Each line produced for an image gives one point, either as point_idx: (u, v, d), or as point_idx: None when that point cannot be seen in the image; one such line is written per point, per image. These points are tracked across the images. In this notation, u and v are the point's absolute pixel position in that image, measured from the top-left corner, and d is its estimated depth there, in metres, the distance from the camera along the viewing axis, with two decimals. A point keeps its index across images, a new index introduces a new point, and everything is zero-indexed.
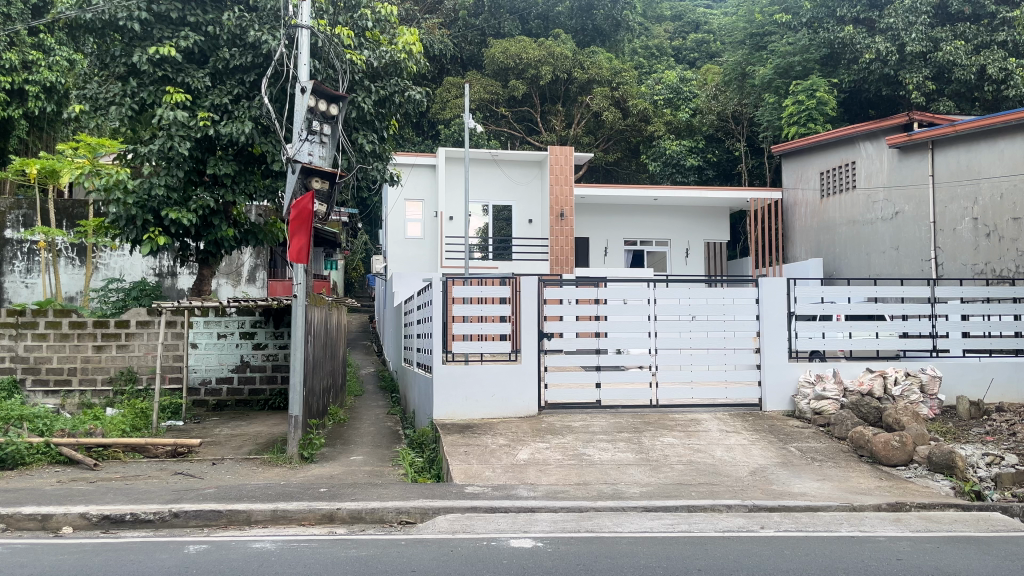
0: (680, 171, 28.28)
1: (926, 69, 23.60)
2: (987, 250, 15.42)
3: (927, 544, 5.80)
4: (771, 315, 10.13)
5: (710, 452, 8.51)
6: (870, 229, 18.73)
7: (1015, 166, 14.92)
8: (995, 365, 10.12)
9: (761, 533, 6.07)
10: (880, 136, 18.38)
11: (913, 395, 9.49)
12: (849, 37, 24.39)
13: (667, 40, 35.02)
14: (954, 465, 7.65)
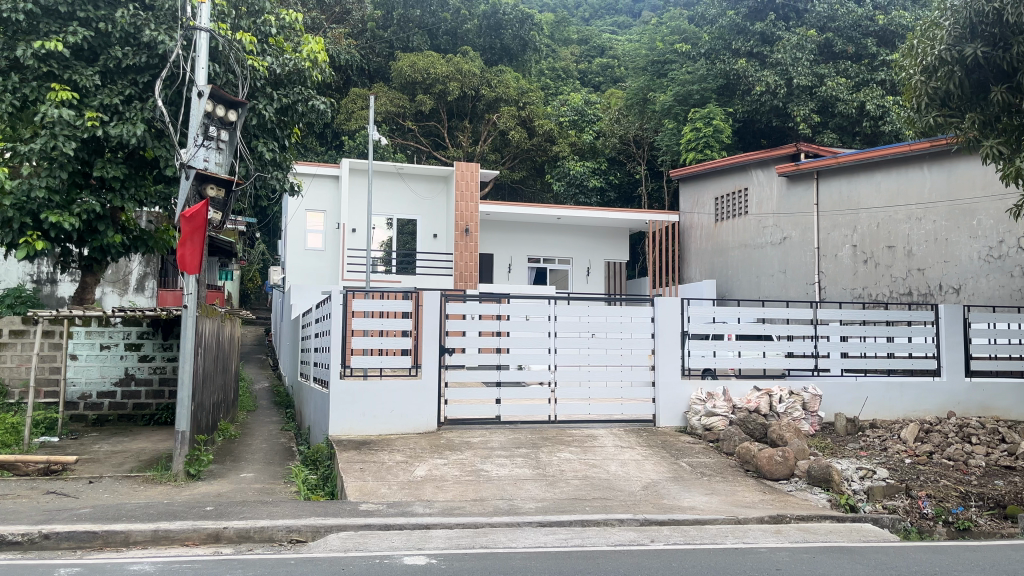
0: (583, 192, 28.83)
1: (812, 103, 24.99)
2: (865, 275, 16.54)
3: (804, 555, 6.07)
4: (666, 333, 10.43)
5: (605, 467, 8.67)
6: (759, 253, 19.55)
7: (890, 198, 16.07)
8: (870, 384, 10.69)
9: (651, 547, 6.21)
10: (770, 165, 19.24)
11: (795, 412, 9.92)
12: (743, 70, 25.80)
13: (572, 63, 35.78)
14: (831, 479, 8.05)
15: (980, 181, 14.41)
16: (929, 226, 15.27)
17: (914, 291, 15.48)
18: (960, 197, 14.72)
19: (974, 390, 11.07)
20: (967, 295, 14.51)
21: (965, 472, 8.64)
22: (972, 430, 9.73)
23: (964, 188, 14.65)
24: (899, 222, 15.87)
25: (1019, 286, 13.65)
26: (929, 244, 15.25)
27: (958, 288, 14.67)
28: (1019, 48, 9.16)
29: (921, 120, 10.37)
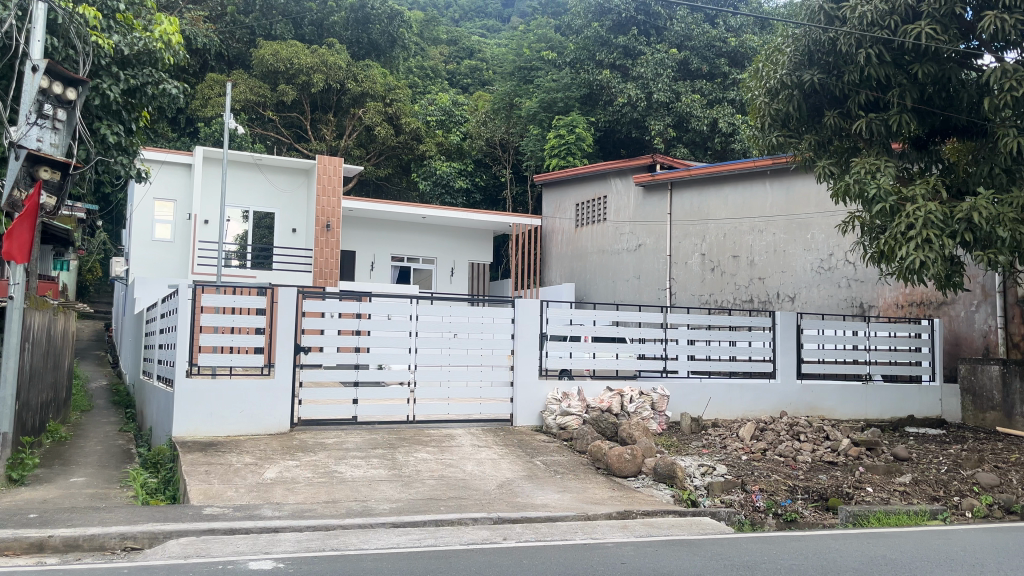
0: (449, 192, 28.80)
1: (668, 118, 26.23)
2: (712, 282, 17.45)
3: (646, 548, 6.36)
4: (525, 334, 10.62)
5: (461, 467, 8.71)
6: (615, 259, 20.21)
7: (736, 211, 17.10)
8: (712, 385, 11.32)
9: (503, 544, 6.30)
10: (628, 174, 19.98)
11: (645, 412, 10.36)
12: (605, 81, 26.73)
13: (441, 63, 35.80)
14: (675, 475, 8.47)
15: (814, 199, 15.67)
16: (770, 238, 16.37)
17: (755, 299, 16.54)
18: (797, 212, 15.92)
19: (804, 392, 11.91)
20: (800, 303, 15.68)
21: (794, 467, 9.33)
22: (801, 428, 10.51)
23: (801, 204, 15.85)
24: (743, 233, 16.91)
25: (845, 296, 14.90)
26: (770, 255, 16.33)
27: (793, 297, 15.82)
28: (849, 77, 9.98)
29: (765, 138, 11.09)
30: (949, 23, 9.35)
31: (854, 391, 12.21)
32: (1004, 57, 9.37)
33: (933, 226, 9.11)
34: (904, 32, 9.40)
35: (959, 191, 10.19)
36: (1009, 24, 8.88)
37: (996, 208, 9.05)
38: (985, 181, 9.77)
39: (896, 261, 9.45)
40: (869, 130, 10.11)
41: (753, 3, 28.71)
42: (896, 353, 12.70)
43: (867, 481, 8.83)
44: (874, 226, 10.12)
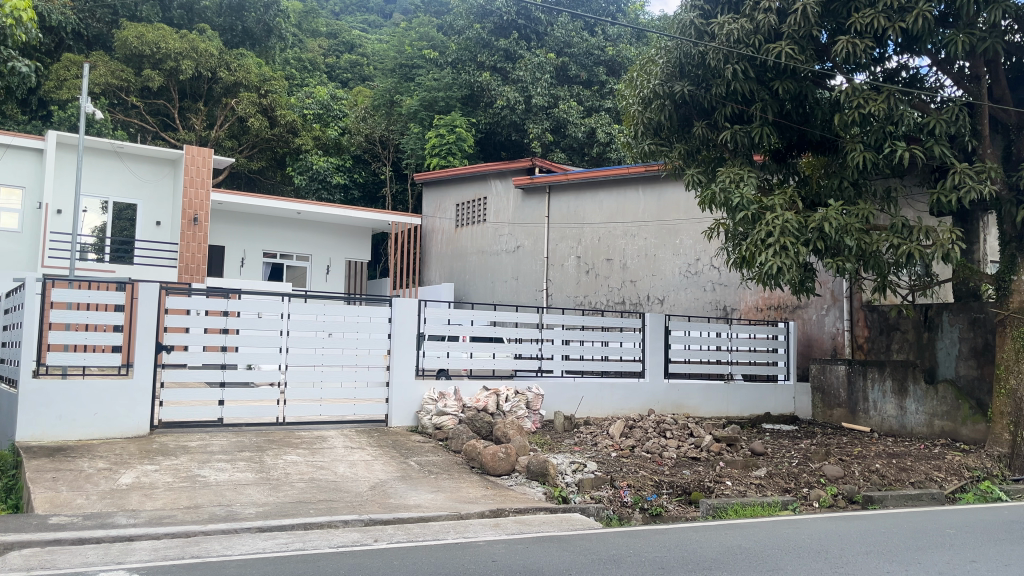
0: (326, 188, 28.17)
1: (547, 122, 26.69)
2: (587, 284, 17.90)
3: (517, 545, 6.45)
4: (402, 335, 10.51)
5: (333, 469, 8.53)
6: (494, 260, 20.35)
7: (611, 215, 17.60)
8: (585, 384, 11.59)
9: (373, 546, 6.22)
10: (508, 176, 20.16)
11: (519, 411, 10.50)
12: (486, 83, 26.94)
13: (320, 56, 34.98)
14: (547, 472, 8.65)
15: (683, 206, 16.37)
16: (642, 243, 16.97)
17: (627, 301, 17.09)
18: (667, 218, 16.59)
19: (671, 391, 12.41)
20: (669, 305, 16.31)
21: (659, 464, 9.70)
22: (667, 426, 10.94)
23: (671, 210, 16.53)
24: (617, 237, 17.44)
25: (710, 300, 15.65)
26: (641, 259, 16.93)
27: (661, 299, 16.44)
28: (716, 90, 10.45)
29: (638, 145, 11.52)
30: (806, 44, 9.92)
31: (717, 390, 12.82)
32: (853, 78, 10.10)
33: (789, 234, 9.70)
34: (767, 50, 9.93)
35: (813, 203, 10.89)
36: (859, 49, 9.44)
37: (843, 219, 9.74)
38: (836, 193, 10.48)
39: (756, 267, 9.97)
40: (733, 141, 10.67)
41: (629, 14, 29.65)
42: (755, 354, 13.48)
43: (726, 475, 9.28)
44: (737, 233, 10.66)
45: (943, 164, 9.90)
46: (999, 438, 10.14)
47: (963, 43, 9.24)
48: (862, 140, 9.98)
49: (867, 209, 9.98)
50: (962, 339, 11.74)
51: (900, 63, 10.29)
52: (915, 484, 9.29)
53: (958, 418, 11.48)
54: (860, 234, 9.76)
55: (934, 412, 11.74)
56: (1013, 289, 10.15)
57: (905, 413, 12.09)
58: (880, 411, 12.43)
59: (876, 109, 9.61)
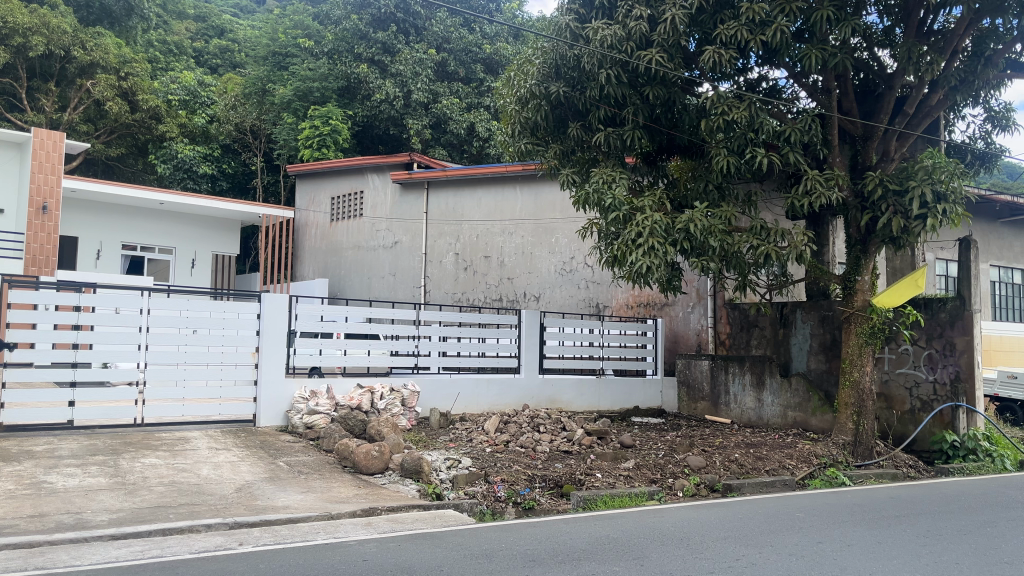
0: (191, 178, 26.90)
1: (426, 118, 26.54)
2: (464, 281, 17.94)
3: (390, 544, 6.37)
4: (271, 331, 10.14)
5: (195, 471, 8.15)
6: (369, 255, 20.02)
7: (489, 212, 17.73)
8: (461, 381, 11.62)
9: (238, 550, 5.98)
10: (385, 170, 19.88)
11: (394, 408, 10.38)
12: (363, 75, 26.43)
13: (187, 40, 33.32)
14: (421, 470, 8.61)
15: (559, 205, 16.83)
16: (519, 240, 17.26)
17: (504, 298, 17.35)
18: (544, 217, 17.00)
19: (545, 386, 12.62)
20: (545, 302, 16.75)
21: (533, 458, 9.84)
22: (541, 421, 11.14)
23: (548, 209, 16.93)
24: (494, 235, 17.60)
25: (584, 297, 16.26)
26: (518, 256, 17.22)
27: (537, 296, 16.84)
28: (590, 92, 10.70)
29: (515, 144, 11.68)
30: (676, 51, 10.30)
31: (589, 385, 13.13)
32: (719, 86, 10.58)
33: (657, 235, 10.06)
34: (638, 55, 10.25)
35: (680, 205, 11.35)
36: (724, 59, 9.89)
37: (708, 220, 10.20)
38: (702, 196, 10.96)
39: (627, 265, 10.31)
40: (607, 143, 10.99)
41: (508, 14, 29.88)
42: (625, 350, 13.88)
43: (596, 467, 9.53)
44: (609, 232, 10.95)
45: (798, 171, 10.55)
46: (844, 427, 10.90)
47: (815, 57, 9.83)
48: (726, 146, 10.49)
49: (729, 211, 10.48)
50: (813, 336, 12.56)
51: (761, 74, 10.89)
52: (769, 472, 9.85)
53: (808, 409, 12.22)
54: (723, 235, 10.23)
55: (787, 403, 12.48)
56: (858, 289, 10.89)
57: (762, 405, 12.83)
58: (740, 404, 13.17)
59: (739, 117, 10.13)
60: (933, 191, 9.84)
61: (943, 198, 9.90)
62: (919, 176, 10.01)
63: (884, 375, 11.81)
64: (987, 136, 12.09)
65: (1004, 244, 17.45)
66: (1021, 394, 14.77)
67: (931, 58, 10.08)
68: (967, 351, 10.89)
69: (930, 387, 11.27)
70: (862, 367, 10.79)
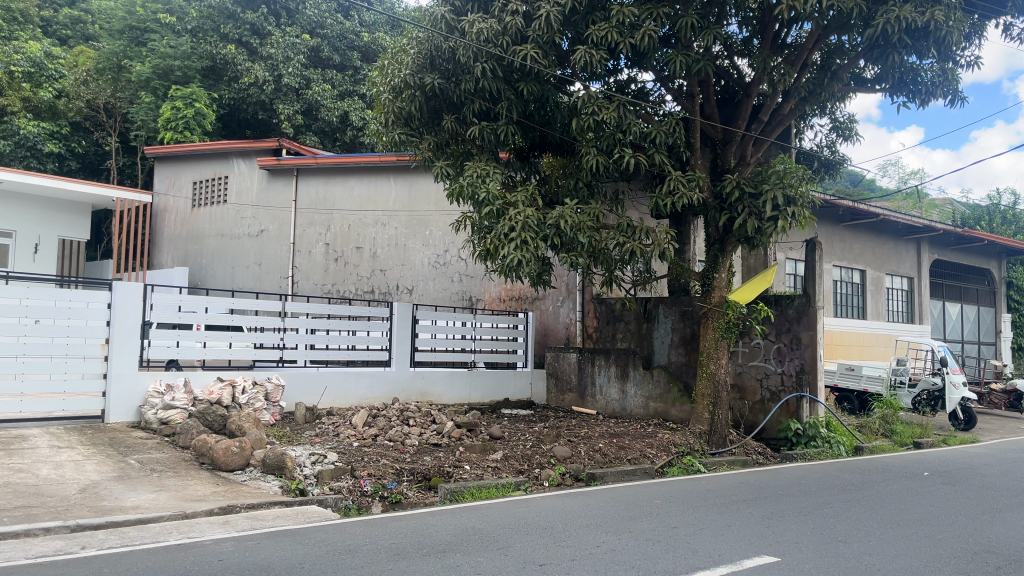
0: (35, 156, 24.87)
1: (297, 104, 25.79)
2: (334, 273, 17.57)
3: (248, 542, 6.16)
4: (123, 322, 9.58)
5: (33, 472, 7.57)
6: (234, 243, 19.21)
7: (361, 202, 17.45)
8: (328, 374, 11.38)
9: (81, 554, 5.61)
10: (251, 156, 19.14)
11: (257, 403, 10.04)
12: (230, 56, 25.33)
13: (32, 7, 30.73)
14: (284, 466, 8.37)
15: (433, 197, 16.86)
16: (392, 232, 17.11)
17: (376, 290, 17.13)
18: (417, 209, 16.96)
19: (415, 379, 12.53)
20: (417, 295, 16.75)
21: (400, 451, 9.77)
22: (410, 414, 11.10)
23: (422, 201, 16.91)
24: (367, 226, 17.34)
25: (456, 290, 16.48)
26: (391, 248, 17.07)
27: (410, 289, 16.81)
28: (465, 85, 10.68)
29: (388, 133, 11.52)
30: (549, 49, 10.46)
31: (459, 378, 13.16)
32: (590, 85, 10.83)
33: (528, 229, 10.20)
34: (513, 51, 10.33)
35: (552, 200, 11.54)
36: (595, 59, 10.12)
37: (577, 217, 10.43)
38: (573, 192, 11.17)
39: (499, 259, 10.39)
40: (480, 137, 11.00)
41: (385, 3, 29.50)
42: (496, 343, 14.02)
43: (464, 460, 9.56)
44: (482, 225, 10.98)
45: (663, 171, 10.98)
46: (700, 417, 11.43)
47: (680, 62, 10.23)
48: (595, 145, 10.75)
49: (598, 208, 10.74)
50: (674, 330, 13.08)
51: (630, 76, 11.25)
52: (631, 461, 10.23)
53: (669, 400, 12.75)
54: (591, 232, 10.51)
55: (649, 394, 12.98)
56: (715, 285, 11.41)
57: (626, 396, 13.29)
58: (604, 395, 13.59)
59: (608, 117, 10.41)
60: (783, 194, 10.52)
61: (792, 201, 10.58)
62: (772, 180, 10.66)
63: (738, 367, 12.50)
64: (832, 145, 13.01)
65: (845, 246, 18.85)
66: (857, 384, 16.00)
67: (783, 69, 10.76)
68: (811, 345, 11.69)
69: (778, 378, 12.03)
70: (717, 360, 11.37)
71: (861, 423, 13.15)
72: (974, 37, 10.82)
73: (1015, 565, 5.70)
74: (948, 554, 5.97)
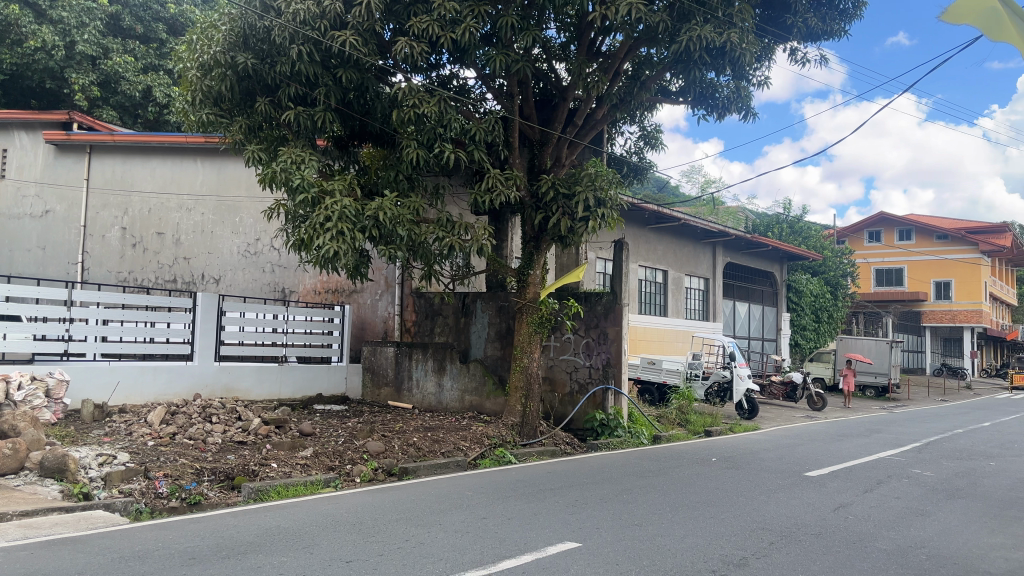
0: None
1: (93, 74, 23.66)
2: (132, 259, 16.30)
3: (21, 553, 5.56)
4: None
5: None
6: (13, 225, 16.93)
7: (163, 185, 16.38)
8: (121, 369, 10.54)
9: None
10: (35, 127, 17.09)
11: (36, 400, 9.10)
12: (12, 16, 22.65)
13: None
14: (66, 467, 7.68)
15: (244, 182, 16.17)
16: (198, 218, 16.19)
17: (179, 279, 16.14)
18: (227, 195, 16.17)
19: (220, 373, 11.90)
20: (225, 285, 16.01)
21: (202, 450, 9.22)
22: (213, 411, 10.55)
23: (231, 186, 16.16)
24: (170, 210, 16.28)
25: (267, 281, 15.96)
26: (196, 235, 16.15)
27: (217, 279, 16.03)
28: (280, 68, 10.24)
29: (195, 113, 10.81)
30: (369, 37, 10.31)
31: (269, 373, 12.66)
32: (411, 78, 10.76)
33: (345, 220, 9.94)
34: (331, 36, 10.07)
35: (370, 191, 11.35)
36: (416, 51, 10.05)
37: (396, 210, 10.33)
38: (392, 184, 11.04)
39: (313, 250, 10.05)
40: (297, 122, 10.59)
41: None
42: (311, 336, 13.61)
43: (272, 457, 9.18)
44: (296, 214, 10.57)
45: (482, 168, 11.12)
46: (513, 409, 11.71)
47: (499, 61, 10.38)
48: (415, 138, 10.68)
49: (417, 202, 10.69)
50: (491, 324, 13.38)
51: (452, 72, 11.30)
52: (444, 454, 10.30)
53: (483, 393, 12.93)
54: (410, 225, 10.45)
55: (465, 388, 13.10)
56: (530, 281, 11.71)
57: (442, 389, 13.35)
58: (421, 389, 13.58)
59: (428, 111, 10.36)
60: (594, 196, 11.01)
61: (602, 203, 11.08)
62: (584, 182, 11.10)
63: (549, 361, 12.93)
64: (640, 151, 13.76)
65: (650, 248, 20.05)
66: (658, 377, 17.03)
67: (597, 76, 11.27)
68: (617, 340, 12.33)
69: (586, 371, 12.57)
70: (530, 354, 11.68)
71: (660, 413, 14.04)
72: (764, 58, 11.81)
73: (785, 539, 6.30)
74: (730, 532, 6.49)
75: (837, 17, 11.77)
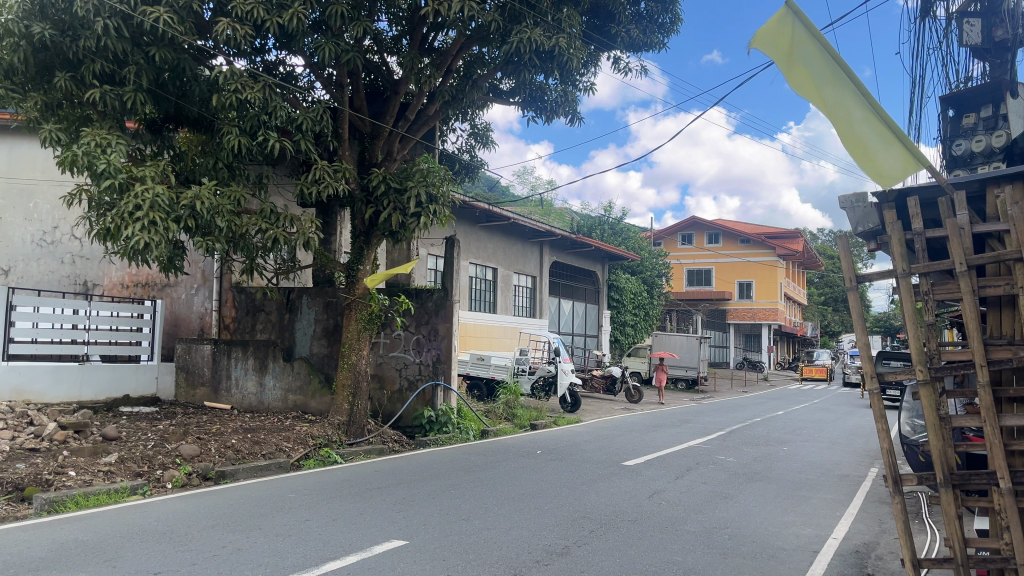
0: None
1: None
2: None
3: None
4: None
5: None
6: None
7: None
8: None
9: None
10: None
11: None
12: None
13: None
14: None
15: (41, 164, 14.75)
16: None
17: None
18: (18, 177, 14.67)
19: (9, 374, 10.73)
20: (15, 277, 14.50)
21: None
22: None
23: (24, 167, 14.69)
24: None
25: (67, 274, 14.65)
26: None
27: (6, 270, 14.49)
28: (84, 42, 9.34)
29: None
30: (185, 15, 9.81)
31: (68, 373, 11.58)
32: (234, 61, 10.23)
33: (158, 209, 9.27)
34: (142, 12, 9.43)
35: (186, 178, 10.65)
36: (240, 34, 9.55)
37: (215, 200, 9.77)
38: (211, 173, 10.43)
39: (120, 241, 9.26)
40: (102, 102, 9.69)
41: None
42: (116, 333, 12.63)
43: (69, 465, 8.39)
44: (101, 201, 9.70)
45: (309, 159, 10.78)
46: (339, 408, 11.40)
47: (328, 50, 10.08)
48: (237, 125, 10.14)
49: (238, 192, 10.18)
50: (317, 321, 13.02)
51: (278, 58, 10.86)
52: (265, 456, 9.90)
53: (308, 392, 12.51)
54: (230, 216, 9.95)
55: (288, 386, 12.64)
56: (359, 277, 11.48)
57: (264, 388, 12.79)
58: (240, 389, 12.96)
59: (252, 97, 9.91)
60: (426, 192, 10.97)
61: (434, 200, 11.07)
62: (416, 178, 11.02)
63: (378, 357, 12.60)
64: (471, 150, 13.90)
65: (480, 245, 20.31)
66: (486, 372, 17.28)
67: (429, 72, 11.26)
68: (447, 336, 12.44)
69: (416, 367, 12.52)
70: (359, 351, 11.47)
71: (488, 408, 14.27)
72: (590, 65, 12.31)
73: (603, 527, 6.57)
74: (552, 522, 6.68)
75: (656, 31, 12.53)
